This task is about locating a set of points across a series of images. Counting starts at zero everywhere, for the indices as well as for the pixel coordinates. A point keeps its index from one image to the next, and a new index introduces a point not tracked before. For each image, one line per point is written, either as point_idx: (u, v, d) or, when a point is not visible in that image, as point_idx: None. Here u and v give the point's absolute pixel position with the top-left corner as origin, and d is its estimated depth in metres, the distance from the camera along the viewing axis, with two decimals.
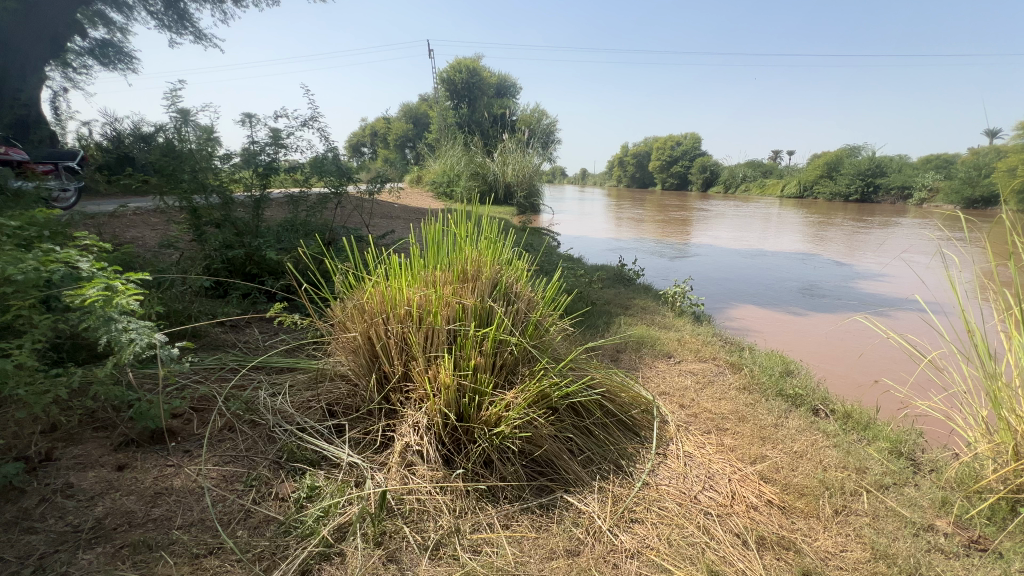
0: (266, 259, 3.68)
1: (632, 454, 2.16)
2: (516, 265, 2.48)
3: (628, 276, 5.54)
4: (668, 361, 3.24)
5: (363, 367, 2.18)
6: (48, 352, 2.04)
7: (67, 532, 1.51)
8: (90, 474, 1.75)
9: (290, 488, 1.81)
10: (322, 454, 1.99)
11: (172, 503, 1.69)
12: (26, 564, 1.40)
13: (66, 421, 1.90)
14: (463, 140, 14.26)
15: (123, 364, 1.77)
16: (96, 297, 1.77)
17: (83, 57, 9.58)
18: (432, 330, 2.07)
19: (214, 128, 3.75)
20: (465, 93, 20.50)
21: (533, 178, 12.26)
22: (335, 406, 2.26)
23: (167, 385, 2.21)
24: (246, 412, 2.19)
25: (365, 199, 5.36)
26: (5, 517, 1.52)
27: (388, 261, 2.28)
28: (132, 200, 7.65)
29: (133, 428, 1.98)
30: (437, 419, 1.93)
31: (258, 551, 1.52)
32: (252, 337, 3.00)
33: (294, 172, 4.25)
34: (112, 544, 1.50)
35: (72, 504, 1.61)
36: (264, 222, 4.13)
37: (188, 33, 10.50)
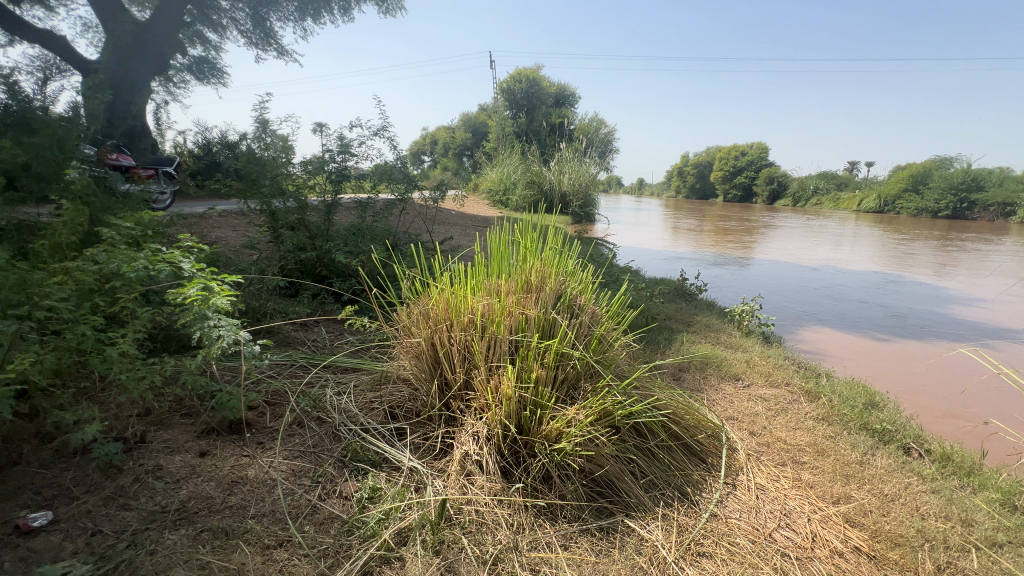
0: (336, 261, 3.87)
1: (698, 482, 2.04)
2: (581, 276, 2.43)
3: (690, 291, 5.31)
4: (735, 384, 3.05)
5: (425, 372, 2.21)
6: (147, 342, 2.23)
7: (156, 511, 1.63)
8: (177, 458, 1.88)
9: (354, 487, 1.86)
10: (384, 456, 2.03)
11: (246, 492, 1.78)
12: (121, 539, 1.52)
13: (158, 407, 2.06)
14: (519, 149, 14.36)
15: (212, 359, 1.88)
16: (196, 295, 1.91)
17: (182, 73, 10.63)
18: (496, 339, 2.08)
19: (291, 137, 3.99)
20: (523, 103, 20.65)
21: (590, 187, 12.13)
22: (397, 409, 2.32)
23: (245, 378, 2.34)
24: (314, 409, 2.28)
25: (429, 206, 5.51)
26: (105, 492, 1.67)
27: (453, 268, 2.32)
28: (217, 203, 8.34)
29: (215, 417, 2.11)
30: (497, 430, 1.92)
31: (324, 548, 1.57)
32: (320, 336, 3.13)
33: (363, 179, 4.46)
34: (194, 527, 1.59)
35: (160, 485, 1.74)
36: (334, 225, 4.33)
37: (272, 49, 11.45)
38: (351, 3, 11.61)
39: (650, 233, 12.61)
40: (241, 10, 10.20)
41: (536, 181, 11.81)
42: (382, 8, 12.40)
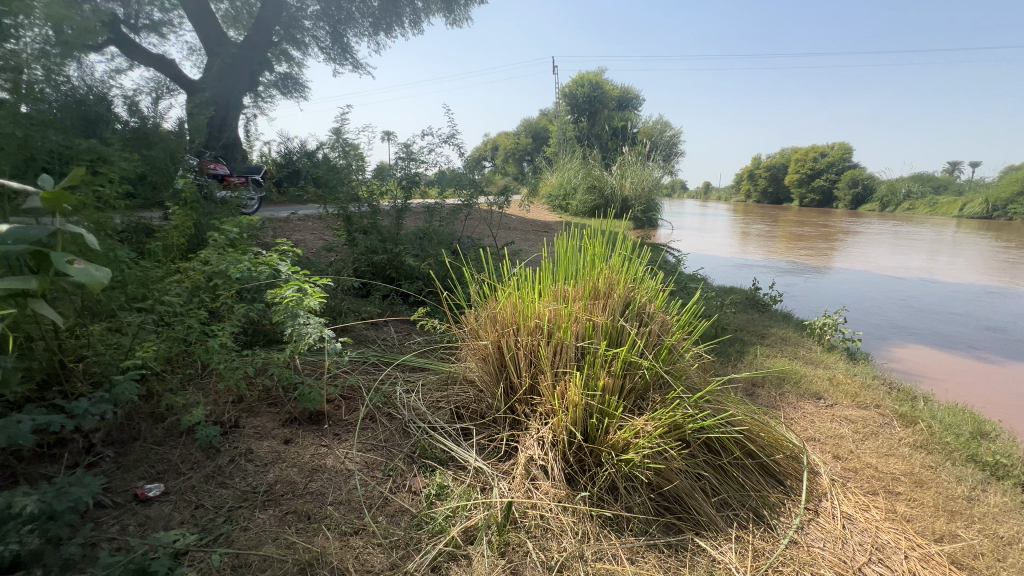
0: (405, 264, 4.04)
1: (775, 505, 1.92)
2: (650, 284, 2.37)
3: (763, 301, 5.02)
4: (816, 403, 2.84)
5: (491, 375, 2.25)
6: (242, 336, 2.45)
7: (248, 491, 1.78)
8: (265, 443, 2.04)
9: (422, 483, 1.93)
10: (450, 455, 2.08)
11: (325, 480, 1.90)
12: (219, 514, 1.67)
13: (249, 396, 2.25)
14: (580, 153, 14.28)
15: (299, 353, 2.02)
16: (291, 295, 2.09)
17: (270, 89, 11.60)
18: (562, 345, 2.08)
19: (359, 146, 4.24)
20: (584, 107, 20.46)
21: (652, 192, 11.79)
22: (463, 410, 2.37)
23: (324, 373, 2.50)
24: (385, 405, 2.39)
25: (493, 211, 5.61)
26: (206, 470, 1.85)
27: (519, 273, 2.35)
28: (296, 208, 8.97)
29: (297, 408, 2.28)
30: (563, 436, 1.92)
31: (395, 539, 1.63)
32: (389, 336, 3.28)
33: (433, 186, 4.68)
34: (280, 509, 1.72)
35: (252, 467, 1.89)
36: (404, 229, 4.52)
37: (348, 64, 12.66)
38: (421, 17, 12.15)
39: (716, 239, 12.04)
40: (322, 29, 11.73)
41: (596, 186, 11.70)
42: (449, 20, 12.87)
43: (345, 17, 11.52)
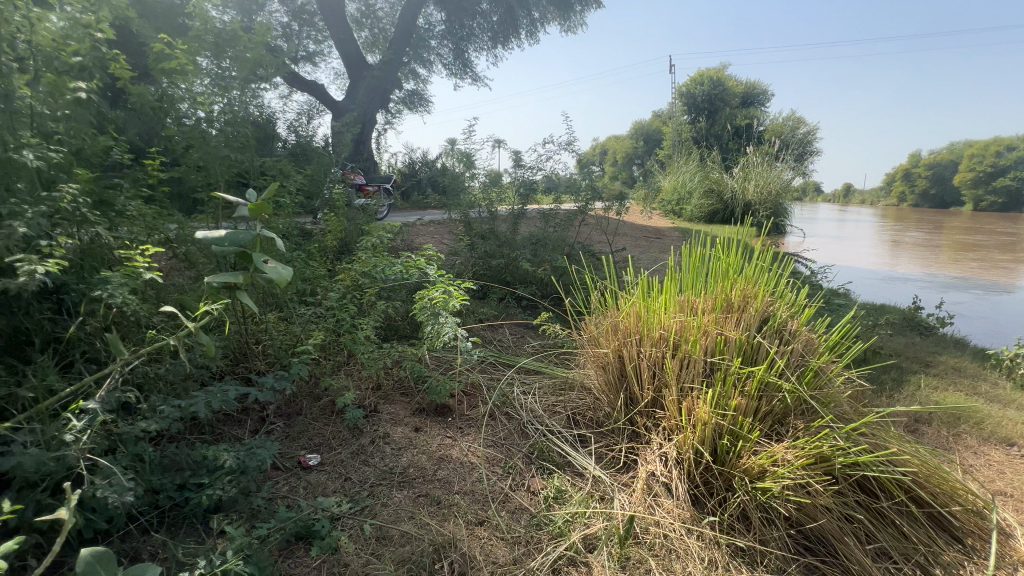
0: (521, 268, 4.17)
1: (951, 567, 1.63)
2: (792, 298, 2.16)
3: (925, 322, 4.29)
4: (1006, 450, 2.35)
5: (610, 384, 2.23)
6: (381, 329, 2.73)
7: (387, 471, 1.98)
8: (399, 429, 2.25)
9: (540, 484, 1.97)
10: (567, 460, 2.11)
11: (451, 469, 2.03)
12: (364, 487, 1.88)
13: (385, 384, 2.50)
14: (697, 155, 13.50)
15: (433, 349, 2.21)
16: (437, 297, 2.32)
17: (400, 105, 12.78)
18: (689, 359, 1.99)
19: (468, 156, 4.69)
20: (703, 106, 19.14)
21: (781, 195, 10.72)
22: (579, 416, 2.38)
23: (448, 369, 2.68)
24: (504, 404, 2.49)
25: (607, 217, 5.55)
26: (352, 447, 2.09)
27: (643, 281, 2.30)
28: (418, 213, 9.74)
29: (425, 399, 2.47)
30: (689, 455, 1.83)
31: (517, 536, 1.70)
32: (505, 337, 3.41)
33: (552, 191, 4.91)
34: (414, 491, 1.88)
35: (389, 450, 2.10)
36: (519, 234, 4.67)
37: (468, 77, 13.43)
38: (537, 27, 12.47)
39: (860, 248, 10.56)
40: (446, 47, 12.71)
41: (715, 189, 10.97)
42: (564, 28, 13.06)
43: (468, 33, 12.32)
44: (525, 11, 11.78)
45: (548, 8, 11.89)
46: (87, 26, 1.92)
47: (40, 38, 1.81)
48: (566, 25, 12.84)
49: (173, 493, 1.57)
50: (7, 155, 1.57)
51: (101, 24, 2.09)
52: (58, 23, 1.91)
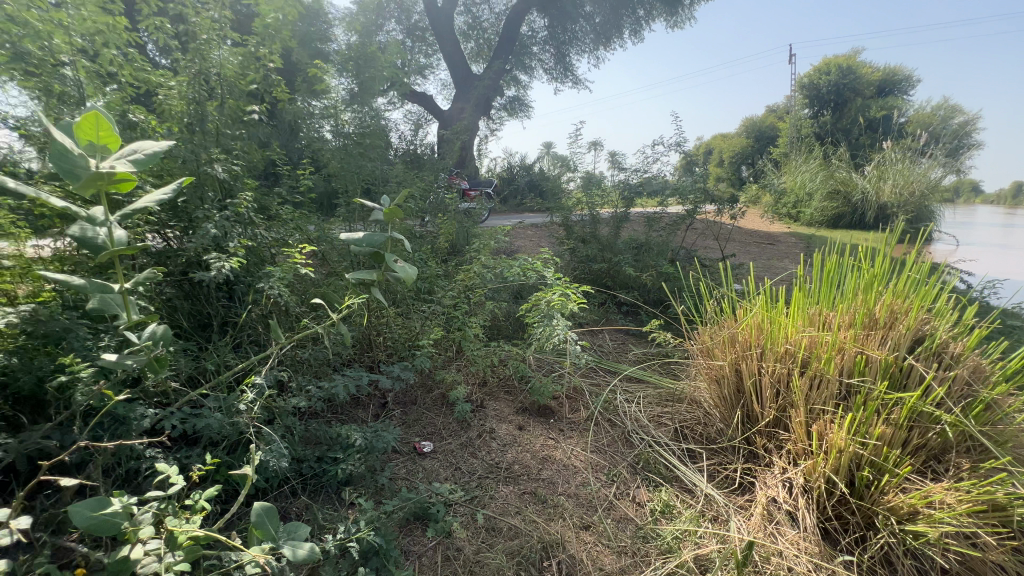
0: (623, 273, 4.10)
1: None
2: (955, 317, 1.86)
3: None
4: None
5: (725, 398, 2.11)
6: (487, 329, 2.85)
7: (494, 465, 2.05)
8: (504, 426, 2.32)
9: (646, 496, 1.92)
10: (675, 474, 2.03)
11: (555, 470, 2.05)
12: (473, 478, 1.97)
13: (491, 382, 2.59)
14: (821, 153, 12.18)
15: (543, 348, 2.28)
16: (557, 300, 2.39)
17: (501, 111, 13.21)
18: (822, 378, 1.81)
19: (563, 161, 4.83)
20: (830, 97, 17.23)
21: (928, 196, 9.26)
22: (688, 430, 2.28)
23: (550, 371, 2.71)
24: (607, 410, 2.47)
25: (717, 222, 5.23)
26: (461, 439, 2.20)
27: (767, 291, 2.14)
28: (516, 216, 9.98)
29: (528, 399, 2.52)
30: (820, 484, 1.66)
31: (623, 545, 1.67)
32: (605, 343, 3.37)
33: (656, 195, 4.71)
34: (519, 487, 1.94)
35: (495, 445, 2.18)
36: (621, 239, 4.58)
37: (568, 81, 13.50)
38: (641, 25, 12.13)
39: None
40: (547, 52, 12.87)
41: (842, 189, 9.81)
42: (669, 24, 12.57)
43: (570, 37, 12.38)
44: (630, 9, 11.51)
45: (654, 5, 11.49)
46: (249, 70, 2.34)
47: (226, 70, 2.17)
48: (671, 22, 12.37)
49: (314, 463, 1.77)
50: (203, 169, 1.96)
51: (267, 56, 2.44)
52: (238, 57, 2.27)
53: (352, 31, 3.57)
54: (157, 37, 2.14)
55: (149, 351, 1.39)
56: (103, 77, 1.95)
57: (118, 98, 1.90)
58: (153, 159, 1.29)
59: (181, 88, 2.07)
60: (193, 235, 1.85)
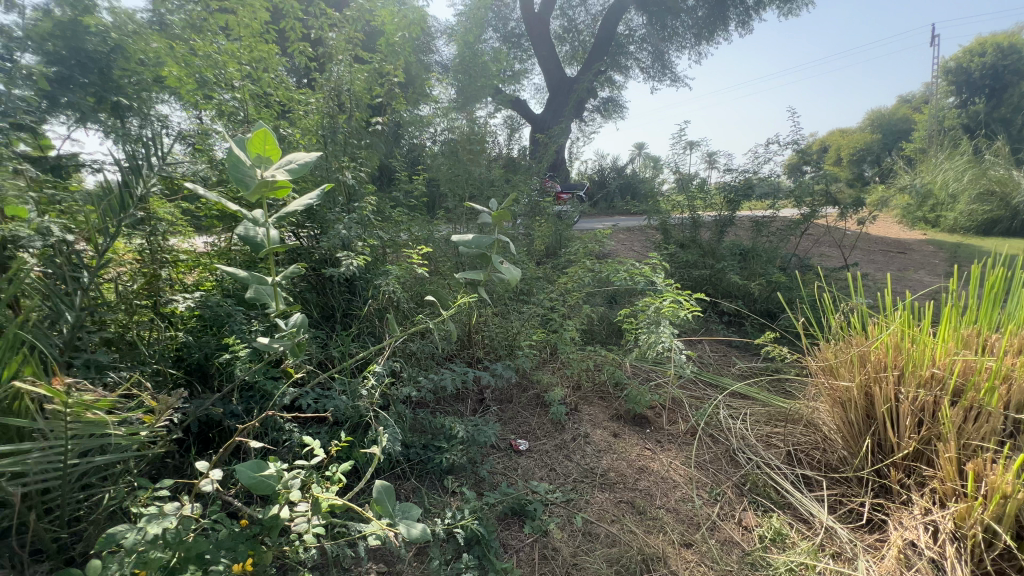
0: (727, 280, 3.87)
1: None
2: None
3: None
4: None
5: (850, 424, 1.90)
6: (583, 333, 2.85)
7: (588, 470, 2.04)
8: (598, 432, 2.30)
9: (754, 521, 1.79)
10: (788, 501, 1.87)
11: (652, 482, 1.99)
12: (568, 481, 1.97)
13: (585, 386, 2.58)
14: (971, 147, 10.47)
15: (648, 356, 2.23)
16: (668, 306, 2.32)
17: (594, 113, 13.08)
18: (980, 410, 1.57)
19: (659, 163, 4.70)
20: (984, 82, 14.74)
21: None
22: (803, 455, 2.09)
23: (647, 380, 2.64)
24: (708, 425, 2.34)
25: (838, 228, 4.72)
26: (556, 441, 2.22)
27: (906, 305, 1.89)
28: (606, 219, 9.82)
29: (624, 406, 2.47)
30: (975, 532, 1.44)
31: (729, 570, 1.57)
32: (705, 353, 3.20)
33: (768, 198, 4.31)
34: (615, 495, 1.91)
35: (590, 450, 2.16)
36: (724, 244, 4.31)
37: (666, 79, 13.02)
38: (750, 15, 11.37)
39: None
40: (645, 50, 12.52)
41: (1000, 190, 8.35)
42: (783, 12, 11.59)
43: (670, 33, 11.92)
44: None
45: None
46: (373, 83, 2.58)
47: (356, 86, 2.41)
48: (785, 9, 11.41)
49: (420, 449, 1.89)
50: (334, 176, 2.21)
51: (390, 70, 2.67)
52: (366, 73, 2.51)
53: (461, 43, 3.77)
54: (302, 60, 2.44)
55: (293, 337, 1.53)
56: (261, 97, 2.27)
57: (271, 114, 2.20)
58: (304, 168, 1.44)
59: (318, 104, 2.34)
60: (326, 235, 2.07)
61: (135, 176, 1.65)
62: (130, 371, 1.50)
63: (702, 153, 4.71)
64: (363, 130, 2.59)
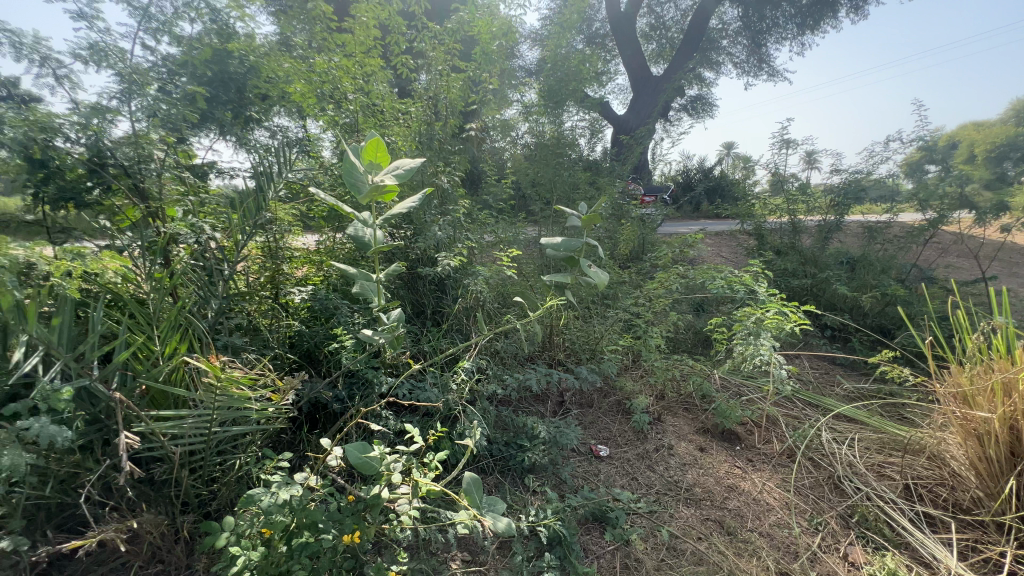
0: (832, 291, 3.60)
1: None
2: None
3: None
4: None
5: (988, 462, 1.67)
6: (668, 340, 2.76)
7: (672, 483, 1.97)
8: (683, 444, 2.21)
9: (863, 557, 1.63)
10: (905, 541, 1.67)
11: (743, 502, 1.88)
12: (651, 492, 1.92)
13: (669, 396, 2.49)
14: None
15: (744, 369, 2.11)
16: (772, 317, 2.18)
17: (681, 112, 12.57)
18: None
19: (756, 164, 4.42)
20: None
21: None
22: (924, 491, 1.87)
23: (738, 394, 2.49)
24: (808, 447, 2.17)
25: (975, 235, 4.12)
26: (638, 450, 2.16)
27: None
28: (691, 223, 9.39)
29: (711, 420, 2.35)
30: None
31: None
32: (805, 369, 2.95)
33: (883, 202, 3.85)
34: (701, 511, 1.83)
35: (673, 462, 2.09)
36: (829, 252, 3.95)
37: (763, 74, 12.18)
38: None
39: None
40: (739, 44, 11.81)
41: None
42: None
43: (769, 24, 11.13)
44: None
45: None
46: (467, 92, 2.70)
47: (452, 94, 2.54)
48: None
49: (503, 446, 1.94)
50: (430, 181, 2.35)
51: (484, 78, 2.78)
52: (461, 82, 2.63)
53: (550, 47, 3.82)
54: (404, 72, 2.62)
55: (394, 331, 1.64)
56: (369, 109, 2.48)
57: (376, 123, 2.38)
58: (409, 174, 1.53)
59: (418, 113, 2.50)
60: (422, 236, 2.20)
61: (268, 180, 1.87)
62: (256, 353, 1.69)
63: (804, 152, 4.34)
64: (456, 136, 2.71)
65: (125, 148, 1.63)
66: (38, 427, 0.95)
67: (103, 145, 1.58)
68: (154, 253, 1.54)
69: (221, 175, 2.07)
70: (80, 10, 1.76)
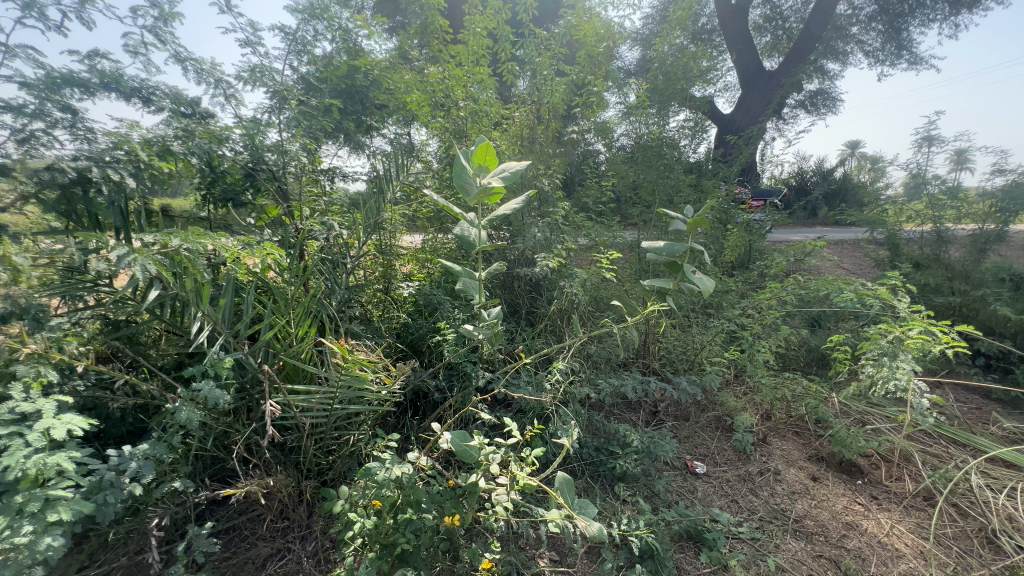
0: (992, 314, 3.07)
1: None
2: None
3: None
4: None
5: None
6: (778, 356, 2.54)
7: (779, 511, 1.81)
8: (793, 471, 2.02)
9: None
10: None
11: (865, 543, 1.67)
12: (753, 518, 1.78)
13: (777, 417, 2.29)
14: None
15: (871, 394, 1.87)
16: (914, 337, 1.91)
17: (798, 110, 11.46)
18: None
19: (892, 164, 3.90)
20: None
21: None
22: None
23: (861, 422, 2.22)
24: (952, 493, 1.87)
25: None
26: (740, 471, 2.02)
27: None
28: (805, 231, 8.51)
29: (827, 448, 2.12)
30: None
31: None
32: (950, 402, 2.54)
33: None
34: (812, 546, 1.65)
35: (780, 489, 1.92)
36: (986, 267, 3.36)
37: (903, 62, 10.68)
38: None
39: None
40: (874, 30, 10.48)
41: None
42: None
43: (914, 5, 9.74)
44: None
45: None
46: (571, 95, 2.71)
47: (555, 98, 2.57)
48: None
49: (593, 451, 1.92)
50: (532, 184, 2.40)
51: (588, 81, 2.77)
52: (565, 85, 2.66)
53: (656, 47, 3.71)
54: (511, 79, 2.71)
55: (493, 328, 1.70)
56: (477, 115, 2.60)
57: (482, 129, 2.49)
58: (515, 177, 1.56)
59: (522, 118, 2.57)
60: (522, 238, 2.26)
61: (387, 183, 2.04)
62: (370, 341, 1.85)
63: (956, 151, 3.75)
64: (557, 139, 2.74)
65: (275, 154, 1.87)
66: (206, 388, 1.13)
67: (259, 151, 1.83)
68: (293, 247, 1.76)
69: (346, 179, 2.29)
70: (247, 38, 2.07)
